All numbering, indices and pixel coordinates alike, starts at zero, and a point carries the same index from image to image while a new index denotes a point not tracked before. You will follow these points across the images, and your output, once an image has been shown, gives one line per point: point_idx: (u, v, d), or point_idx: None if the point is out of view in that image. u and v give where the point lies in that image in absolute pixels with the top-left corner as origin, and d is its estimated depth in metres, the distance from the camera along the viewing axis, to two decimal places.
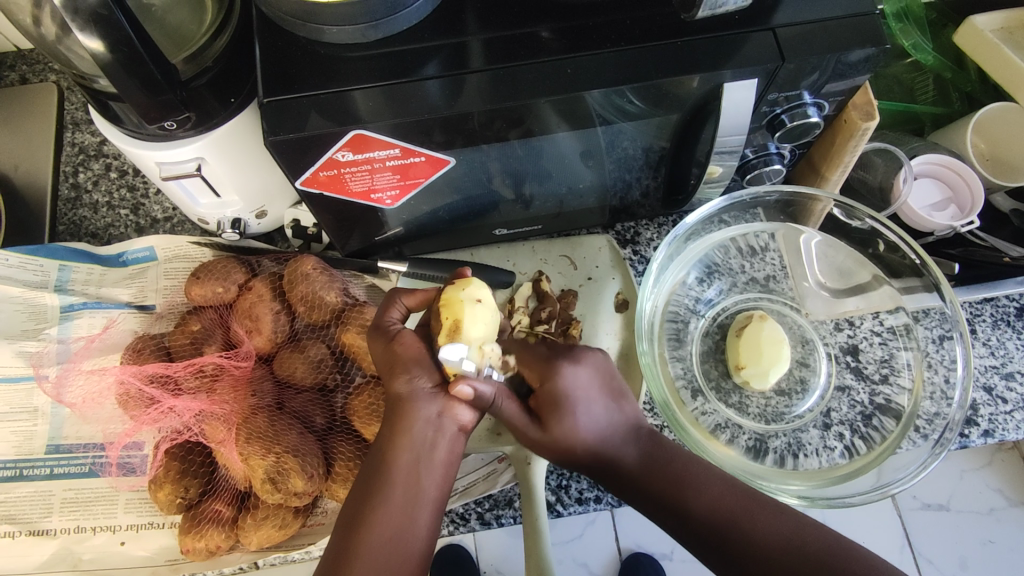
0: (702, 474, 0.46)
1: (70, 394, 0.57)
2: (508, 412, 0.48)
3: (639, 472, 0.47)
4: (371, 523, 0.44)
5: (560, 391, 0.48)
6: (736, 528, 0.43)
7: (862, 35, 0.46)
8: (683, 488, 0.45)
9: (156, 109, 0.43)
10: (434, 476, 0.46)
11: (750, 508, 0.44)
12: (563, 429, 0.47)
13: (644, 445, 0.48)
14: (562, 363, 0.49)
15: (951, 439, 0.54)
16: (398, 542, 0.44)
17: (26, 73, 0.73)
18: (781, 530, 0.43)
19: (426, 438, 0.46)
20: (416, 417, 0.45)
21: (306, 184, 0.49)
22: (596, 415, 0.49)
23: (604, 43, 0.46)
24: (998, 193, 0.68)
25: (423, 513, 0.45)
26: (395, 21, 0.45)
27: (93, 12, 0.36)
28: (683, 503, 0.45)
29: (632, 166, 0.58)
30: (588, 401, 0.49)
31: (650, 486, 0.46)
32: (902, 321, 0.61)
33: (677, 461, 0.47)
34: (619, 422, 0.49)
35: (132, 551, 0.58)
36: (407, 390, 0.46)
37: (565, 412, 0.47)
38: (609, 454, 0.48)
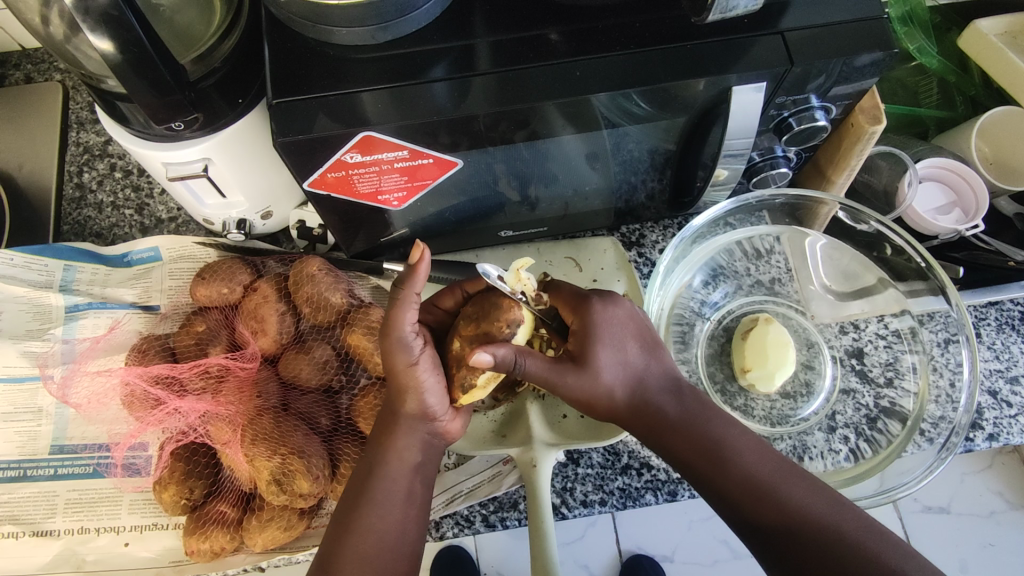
0: (742, 440, 0.45)
1: (75, 395, 0.57)
2: (533, 367, 0.46)
3: (676, 427, 0.46)
4: (366, 522, 0.45)
5: (595, 329, 0.47)
6: (770, 495, 0.43)
7: (870, 39, 0.46)
8: (720, 448, 0.45)
9: (165, 110, 0.43)
10: (423, 487, 0.48)
11: (782, 476, 0.44)
12: (596, 369, 0.46)
13: (683, 401, 0.47)
14: (598, 300, 0.48)
15: (957, 443, 0.54)
16: (392, 548, 0.45)
17: (30, 73, 0.73)
18: (813, 503, 0.43)
19: (418, 451, 0.48)
20: (408, 432, 0.47)
21: (313, 186, 0.49)
22: (633, 358, 0.48)
23: (613, 46, 0.46)
24: (1001, 197, 0.68)
25: (415, 512, 0.47)
26: (403, 23, 0.45)
27: (103, 13, 0.36)
28: (718, 464, 0.44)
29: (637, 169, 0.58)
30: (625, 342, 0.48)
31: (686, 444, 0.46)
32: (908, 324, 0.61)
33: (716, 421, 0.46)
34: (659, 374, 0.48)
35: (136, 552, 0.58)
36: (413, 412, 0.47)
37: (599, 351, 0.46)
38: (647, 405, 0.47)
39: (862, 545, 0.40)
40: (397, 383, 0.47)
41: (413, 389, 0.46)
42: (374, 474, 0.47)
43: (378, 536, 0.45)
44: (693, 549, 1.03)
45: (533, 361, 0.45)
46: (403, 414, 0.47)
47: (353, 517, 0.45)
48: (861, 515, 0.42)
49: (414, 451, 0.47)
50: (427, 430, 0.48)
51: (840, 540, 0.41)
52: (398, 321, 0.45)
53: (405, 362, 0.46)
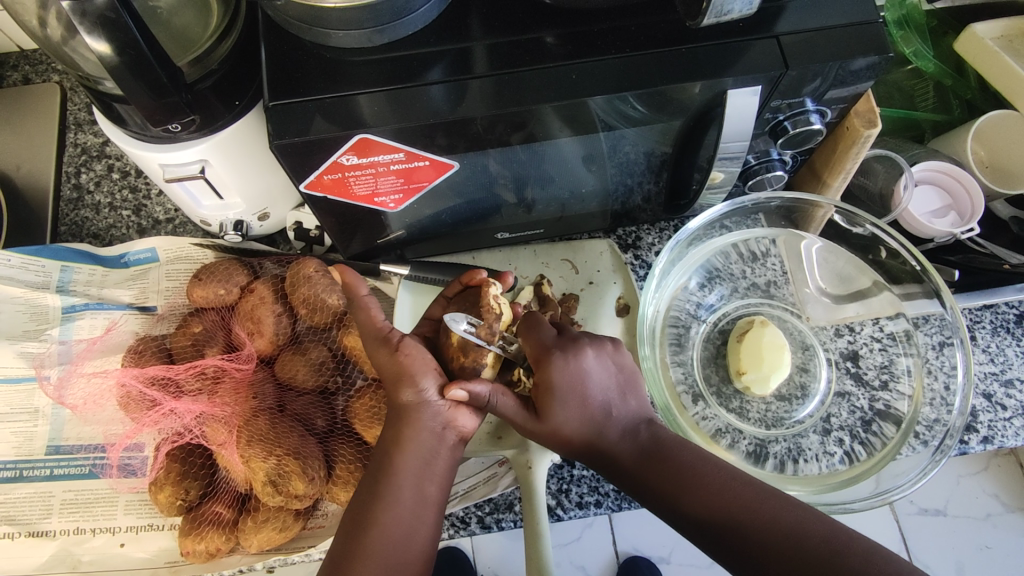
0: (703, 468, 0.45)
1: (71, 396, 0.57)
2: (505, 405, 0.48)
3: (636, 466, 0.47)
4: (378, 526, 0.44)
5: (554, 384, 0.46)
6: (735, 523, 0.42)
7: (865, 43, 0.46)
8: (681, 482, 0.45)
9: (162, 112, 0.43)
10: (435, 488, 0.46)
11: (745, 497, 0.43)
12: (554, 423, 0.47)
13: (641, 440, 0.48)
14: (560, 354, 0.47)
15: (951, 446, 0.54)
16: (402, 542, 0.44)
17: (29, 74, 0.73)
18: (782, 518, 0.41)
19: (428, 442, 0.46)
20: (416, 423, 0.46)
21: (310, 187, 0.49)
22: (593, 407, 0.48)
23: (609, 49, 0.46)
24: (997, 201, 0.68)
25: (428, 516, 0.46)
26: (400, 26, 0.45)
27: (100, 15, 0.36)
28: (679, 498, 0.44)
29: (634, 171, 0.58)
30: (586, 392, 0.47)
31: (647, 483, 0.46)
32: (902, 327, 0.61)
33: (676, 454, 0.46)
34: (619, 414, 0.49)
35: (132, 553, 0.58)
36: (411, 400, 0.46)
37: (556, 405, 0.47)
38: (607, 450, 0.48)
39: (832, 558, 0.39)
40: (389, 376, 0.47)
41: (410, 377, 0.46)
42: (384, 469, 0.46)
43: (385, 532, 0.44)
44: (689, 551, 1.03)
45: (505, 402, 0.48)
46: (402, 405, 0.46)
47: (365, 514, 0.44)
48: (829, 520, 0.41)
49: (424, 443, 0.46)
50: (435, 419, 0.46)
51: (808, 552, 0.40)
52: (367, 320, 0.49)
53: (388, 353, 0.47)
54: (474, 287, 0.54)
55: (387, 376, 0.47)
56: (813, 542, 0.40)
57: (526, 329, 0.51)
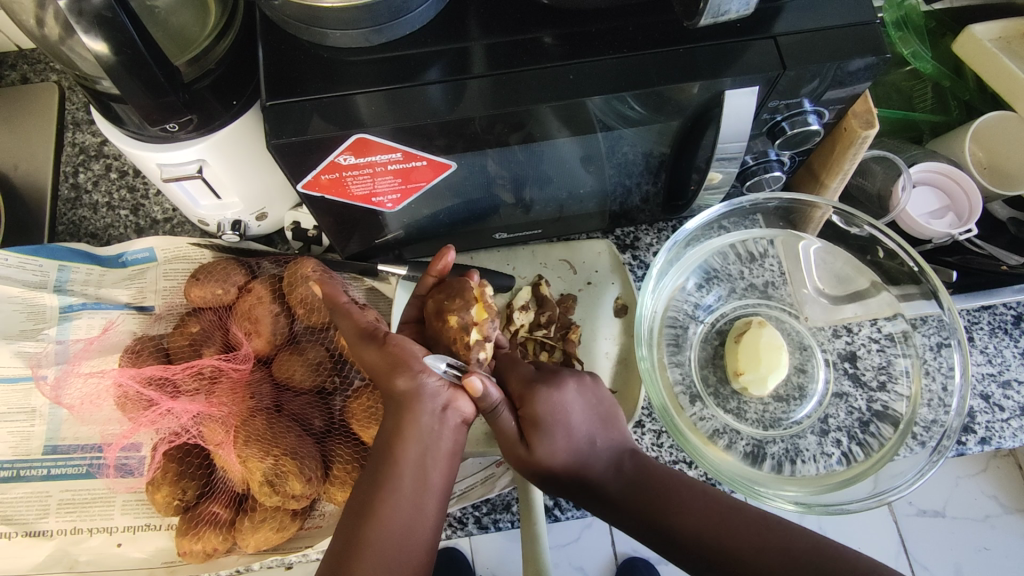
0: (684, 495, 0.46)
1: (68, 396, 0.57)
2: (505, 423, 0.47)
3: (623, 498, 0.47)
4: (379, 515, 0.43)
5: (541, 416, 0.47)
6: (722, 554, 0.43)
7: (862, 44, 0.46)
8: (666, 514, 0.45)
9: (158, 112, 0.43)
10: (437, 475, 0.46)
11: (730, 528, 0.44)
12: (542, 454, 0.47)
13: (625, 472, 0.48)
14: (544, 387, 0.48)
15: (948, 446, 0.54)
16: (402, 535, 0.43)
17: (27, 73, 0.73)
18: (768, 547, 0.42)
19: (426, 429, 0.45)
20: (413, 409, 0.45)
21: (307, 187, 0.49)
22: (578, 439, 0.48)
23: (606, 50, 0.46)
24: (995, 201, 0.68)
25: (429, 504, 0.45)
26: (397, 26, 0.45)
27: (97, 14, 0.36)
28: (666, 531, 0.45)
29: (632, 172, 0.58)
30: (571, 424, 0.48)
31: (634, 516, 0.46)
32: (900, 328, 0.61)
33: (659, 484, 0.47)
34: (603, 446, 0.49)
35: (129, 553, 0.58)
36: (405, 387, 0.46)
37: (545, 437, 0.47)
38: (594, 482, 0.48)
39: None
40: (383, 366, 0.47)
41: (404, 364, 0.46)
42: (384, 460, 0.45)
43: (385, 524, 0.43)
44: None
45: (507, 415, 0.47)
46: (398, 394, 0.46)
47: (366, 508, 0.44)
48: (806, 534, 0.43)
49: (421, 430, 0.45)
50: (432, 407, 0.46)
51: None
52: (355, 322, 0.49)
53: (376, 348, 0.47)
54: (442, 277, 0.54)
55: (381, 369, 0.47)
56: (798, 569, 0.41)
57: (505, 368, 0.52)
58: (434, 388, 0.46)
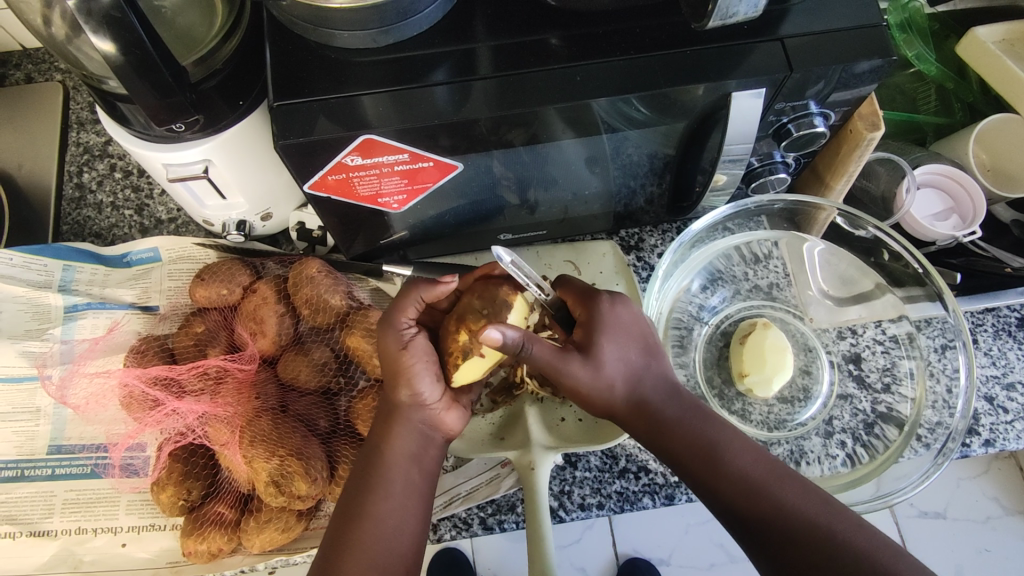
0: (736, 441, 0.45)
1: (73, 396, 0.57)
2: (540, 352, 0.45)
3: (675, 426, 0.46)
4: (371, 514, 0.45)
5: (601, 322, 0.47)
6: (762, 503, 0.42)
7: (869, 47, 0.46)
8: (717, 450, 0.45)
9: (166, 112, 0.43)
10: (423, 479, 0.48)
11: (775, 481, 0.43)
12: (600, 359, 0.46)
13: (682, 402, 0.47)
14: (605, 296, 0.48)
15: (953, 449, 0.54)
16: (392, 535, 0.45)
17: (31, 73, 0.73)
18: (808, 509, 0.42)
19: (415, 441, 0.48)
20: (405, 421, 0.48)
21: (314, 188, 0.49)
22: (636, 352, 0.47)
23: (613, 51, 0.46)
24: (998, 204, 0.69)
25: (416, 508, 0.47)
26: (405, 27, 0.45)
27: (106, 14, 0.36)
28: (715, 467, 0.44)
29: (637, 173, 0.58)
30: (628, 338, 0.47)
31: (685, 445, 0.45)
32: (905, 330, 0.62)
33: (715, 426, 0.46)
34: (658, 372, 0.48)
35: (133, 553, 0.58)
36: (407, 400, 0.48)
37: (604, 342, 0.46)
38: (648, 404, 0.47)
39: (852, 554, 0.40)
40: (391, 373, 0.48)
41: (409, 375, 0.47)
42: (374, 462, 0.47)
43: (377, 523, 0.45)
44: (689, 553, 1.03)
45: (542, 347, 0.45)
46: (398, 404, 0.48)
47: (358, 506, 0.45)
48: (849, 515, 0.42)
49: (410, 440, 0.48)
50: (423, 421, 0.48)
51: (829, 544, 0.40)
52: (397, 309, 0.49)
53: (397, 345, 0.48)
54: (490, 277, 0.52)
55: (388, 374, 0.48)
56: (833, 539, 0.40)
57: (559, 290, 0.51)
58: (429, 404, 0.48)
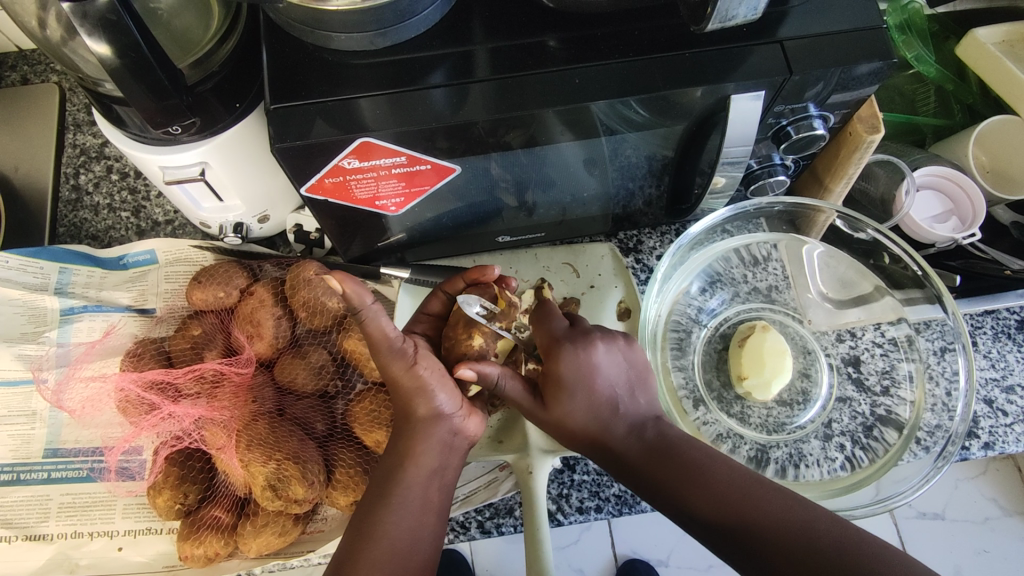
0: (710, 466, 0.44)
1: (69, 400, 0.56)
2: (511, 389, 0.49)
3: (643, 462, 0.46)
4: (381, 531, 0.43)
5: (562, 378, 0.47)
6: (742, 523, 0.41)
7: (869, 49, 0.46)
8: (686, 478, 0.44)
9: (162, 114, 0.43)
10: (441, 492, 0.46)
11: (753, 497, 0.42)
12: (561, 414, 0.47)
13: (648, 437, 0.47)
14: (569, 346, 0.48)
15: (953, 452, 0.55)
16: (405, 551, 0.43)
17: (27, 74, 0.73)
18: (790, 518, 0.41)
19: (436, 454, 0.46)
20: (425, 436, 0.46)
21: (311, 191, 0.49)
22: (600, 399, 0.47)
23: (612, 54, 0.46)
24: (999, 206, 0.69)
25: (433, 521, 0.45)
26: (402, 29, 0.44)
27: (101, 17, 0.36)
28: (686, 494, 0.43)
29: (635, 174, 0.57)
30: (592, 385, 0.47)
31: (654, 480, 0.45)
32: (904, 332, 0.61)
33: (684, 451, 0.46)
34: (626, 410, 0.48)
35: (129, 557, 0.57)
36: (424, 414, 0.46)
37: (563, 399, 0.47)
38: (614, 447, 0.47)
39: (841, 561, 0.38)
40: (403, 392, 0.46)
41: (425, 390, 0.46)
42: (392, 479, 0.45)
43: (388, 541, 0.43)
44: (689, 553, 1.03)
45: (512, 385, 0.49)
46: (414, 418, 0.46)
47: (369, 523, 0.44)
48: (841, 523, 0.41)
49: (433, 455, 0.46)
50: (443, 432, 0.47)
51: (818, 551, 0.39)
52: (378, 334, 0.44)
53: (403, 366, 0.45)
54: (479, 286, 0.54)
55: (400, 390, 0.47)
56: (823, 547, 0.39)
57: (538, 320, 0.51)
58: (449, 415, 0.47)
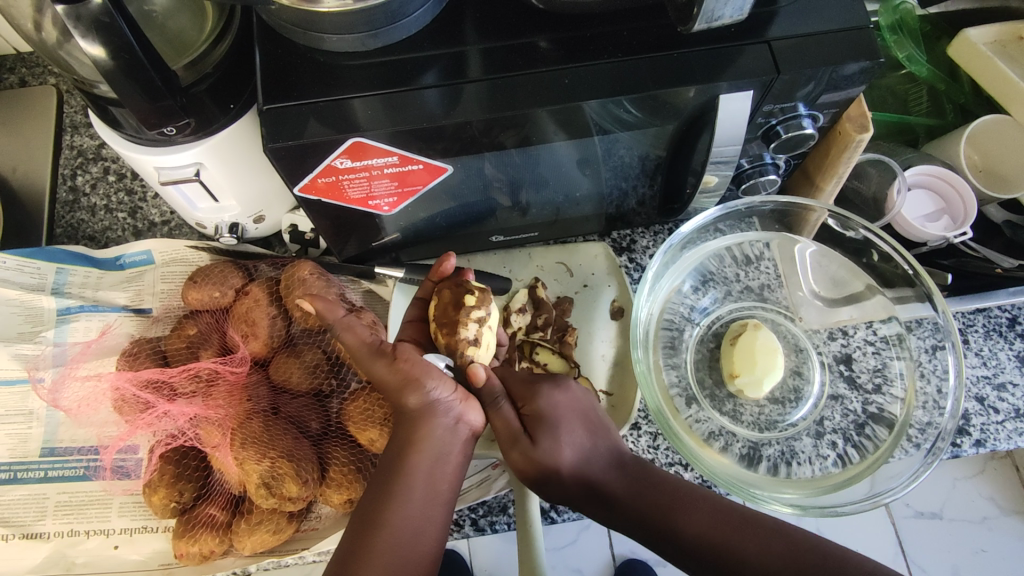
0: (688, 498, 0.46)
1: (66, 399, 0.57)
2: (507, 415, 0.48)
3: (628, 497, 0.47)
4: (390, 520, 0.43)
5: (547, 414, 0.49)
6: (729, 551, 0.43)
7: (856, 49, 0.46)
8: (671, 509, 0.46)
9: (156, 115, 0.43)
10: (445, 481, 0.45)
11: (732, 523, 0.45)
12: (546, 454, 0.47)
13: (629, 473, 0.48)
14: (547, 385, 0.50)
15: (943, 449, 0.55)
16: (410, 541, 0.43)
17: (25, 77, 0.74)
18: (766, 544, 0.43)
19: (438, 441, 0.45)
20: (424, 423, 0.45)
21: (304, 191, 0.49)
22: (581, 436, 0.49)
23: (602, 54, 0.47)
24: (991, 205, 0.69)
25: (437, 514, 0.45)
26: (394, 30, 0.45)
27: (94, 20, 0.36)
28: (672, 524, 0.45)
29: (628, 174, 0.58)
30: (573, 421, 0.49)
31: (638, 514, 0.46)
32: (895, 330, 0.62)
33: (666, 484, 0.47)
34: (603, 449, 0.50)
35: (125, 555, 0.58)
36: (417, 404, 0.45)
37: (546, 436, 0.47)
38: (598, 485, 0.48)
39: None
40: (393, 386, 0.46)
41: (414, 381, 0.45)
42: (396, 468, 0.45)
43: (394, 533, 0.43)
44: None
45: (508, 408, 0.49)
46: (408, 409, 0.45)
47: (375, 512, 0.43)
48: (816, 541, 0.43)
49: (434, 443, 0.45)
50: (443, 418, 0.45)
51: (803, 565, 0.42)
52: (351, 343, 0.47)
53: (385, 365, 0.46)
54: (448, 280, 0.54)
55: (393, 381, 0.46)
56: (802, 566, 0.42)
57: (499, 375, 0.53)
58: (444, 403, 0.45)
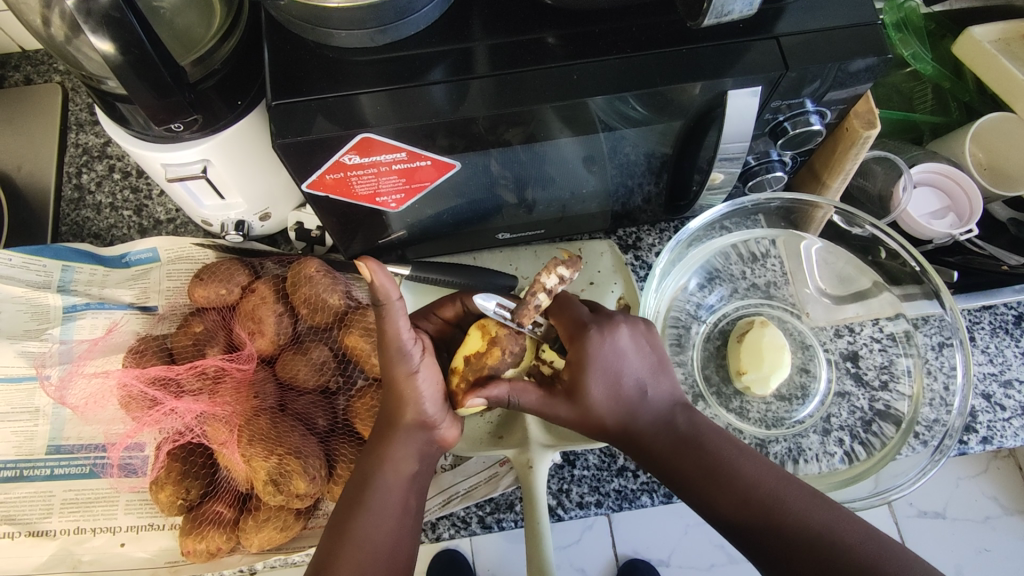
0: (739, 459, 0.45)
1: (73, 396, 0.57)
2: (529, 403, 0.49)
3: (672, 450, 0.46)
4: (355, 532, 0.44)
5: (590, 362, 0.46)
6: (772, 515, 0.42)
7: (864, 44, 0.46)
8: (718, 470, 0.44)
9: (165, 111, 0.43)
10: (417, 496, 0.47)
11: (781, 488, 0.43)
12: (589, 401, 0.46)
13: (678, 423, 0.47)
14: (595, 331, 0.47)
15: (950, 446, 0.55)
16: (379, 551, 0.44)
17: (30, 74, 0.74)
18: (813, 514, 0.42)
19: (414, 461, 0.47)
20: (404, 441, 0.47)
21: (312, 187, 0.49)
22: (627, 387, 0.47)
23: (610, 50, 0.47)
24: (996, 202, 0.69)
25: (408, 526, 0.46)
26: (403, 26, 0.45)
27: (105, 14, 0.36)
28: (718, 484, 0.44)
29: (634, 172, 0.58)
30: (619, 371, 0.47)
31: (684, 466, 0.45)
32: (902, 328, 0.62)
33: (712, 445, 0.46)
34: (654, 396, 0.48)
35: (132, 553, 0.58)
36: (410, 418, 0.47)
37: (590, 385, 0.46)
38: (644, 434, 0.47)
39: (865, 562, 0.40)
40: (396, 393, 0.47)
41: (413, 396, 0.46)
42: (366, 479, 0.46)
43: (362, 538, 0.44)
44: (689, 553, 1.03)
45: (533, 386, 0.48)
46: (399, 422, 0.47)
47: (346, 522, 0.44)
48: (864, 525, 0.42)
49: (411, 461, 0.47)
50: (423, 440, 0.48)
51: (841, 555, 0.40)
52: (391, 332, 0.44)
53: (405, 371, 0.46)
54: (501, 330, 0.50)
55: (391, 388, 0.47)
56: (846, 541, 0.41)
57: (555, 308, 0.50)
58: (431, 425, 0.48)
